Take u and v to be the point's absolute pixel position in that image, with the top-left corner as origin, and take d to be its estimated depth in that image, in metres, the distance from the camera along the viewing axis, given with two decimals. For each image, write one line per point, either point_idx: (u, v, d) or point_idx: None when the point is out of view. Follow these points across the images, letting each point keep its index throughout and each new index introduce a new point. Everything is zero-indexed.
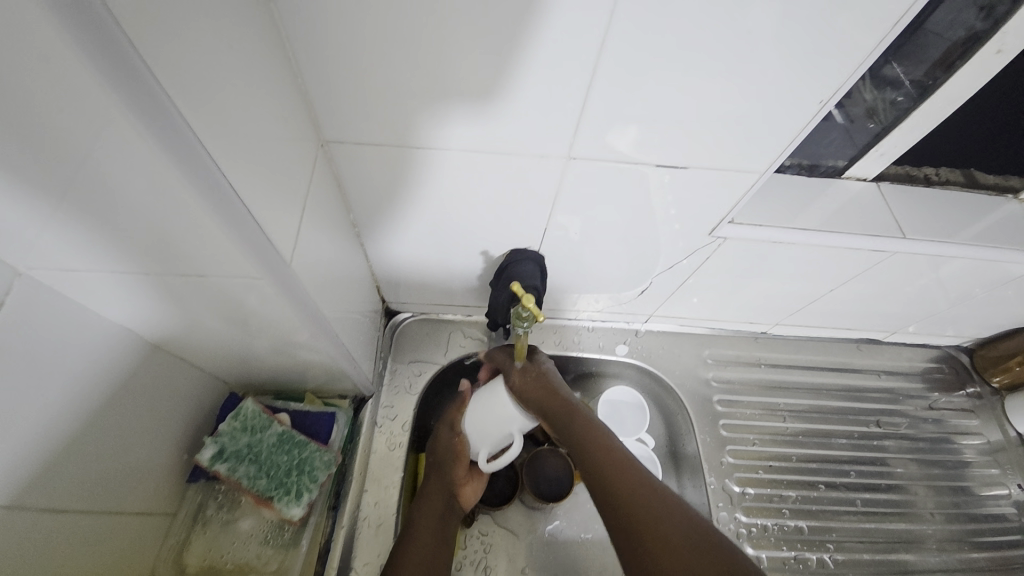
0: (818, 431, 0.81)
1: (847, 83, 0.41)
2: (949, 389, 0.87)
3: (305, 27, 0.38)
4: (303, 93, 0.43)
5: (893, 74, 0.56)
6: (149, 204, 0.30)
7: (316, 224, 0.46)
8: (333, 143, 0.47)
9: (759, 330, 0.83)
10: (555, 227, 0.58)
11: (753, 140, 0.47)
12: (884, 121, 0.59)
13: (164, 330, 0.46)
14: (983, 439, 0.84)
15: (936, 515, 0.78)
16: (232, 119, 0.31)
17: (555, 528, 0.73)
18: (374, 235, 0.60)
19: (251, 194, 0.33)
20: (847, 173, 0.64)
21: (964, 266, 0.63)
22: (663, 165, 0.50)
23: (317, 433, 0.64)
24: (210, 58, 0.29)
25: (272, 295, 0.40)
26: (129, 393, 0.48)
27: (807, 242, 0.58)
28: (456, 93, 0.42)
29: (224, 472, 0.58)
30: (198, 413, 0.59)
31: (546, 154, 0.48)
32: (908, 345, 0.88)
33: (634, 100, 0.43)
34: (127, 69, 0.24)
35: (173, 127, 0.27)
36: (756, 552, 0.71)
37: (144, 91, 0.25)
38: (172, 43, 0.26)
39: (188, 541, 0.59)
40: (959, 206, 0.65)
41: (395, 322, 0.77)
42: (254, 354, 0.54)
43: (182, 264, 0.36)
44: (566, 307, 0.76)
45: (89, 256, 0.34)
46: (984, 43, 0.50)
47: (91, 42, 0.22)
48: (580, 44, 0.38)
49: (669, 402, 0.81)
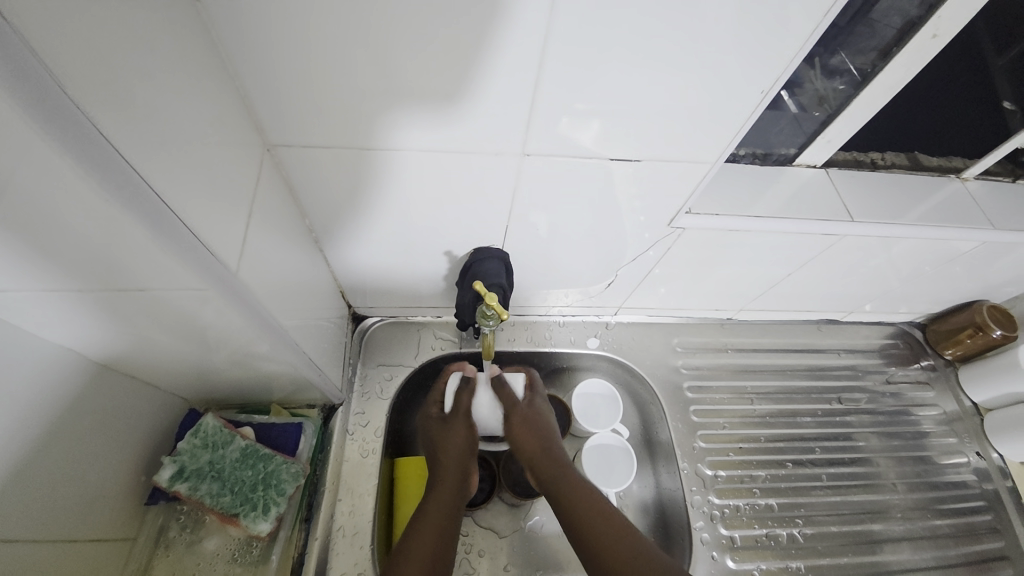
0: (785, 411, 0.84)
1: (786, 72, 0.42)
2: (905, 362, 0.90)
3: (240, 27, 0.36)
4: (243, 96, 0.41)
5: (840, 62, 0.58)
6: (82, 221, 0.28)
7: (266, 231, 0.44)
8: (280, 147, 0.46)
9: (725, 316, 0.85)
10: (519, 223, 0.58)
11: (704, 129, 0.47)
12: (829, 109, 0.61)
13: (112, 348, 0.44)
14: (940, 410, 0.88)
15: (898, 485, 0.81)
16: (161, 126, 0.30)
17: (534, 523, 0.73)
18: (333, 239, 0.58)
19: (188, 205, 0.32)
20: (799, 160, 0.66)
21: (912, 245, 0.66)
22: (620, 158, 0.50)
23: (284, 445, 0.62)
24: (134, 68, 0.28)
25: (224, 307, 0.39)
26: (77, 415, 0.46)
27: (762, 228, 0.60)
28: (406, 93, 0.42)
29: (185, 492, 0.56)
30: (155, 432, 0.57)
31: (500, 151, 0.48)
32: (865, 324, 0.91)
33: (583, 92, 0.42)
34: (34, 83, 0.22)
35: (94, 143, 0.25)
36: (730, 532, 0.73)
37: (60, 109, 0.23)
38: (84, 53, 0.24)
39: (151, 566, 0.57)
40: (906, 188, 0.67)
41: (363, 327, 0.75)
42: (212, 367, 0.52)
43: (121, 280, 0.34)
44: (535, 303, 0.76)
45: (18, 276, 0.32)
46: (919, 28, 0.52)
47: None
48: (525, 38, 0.38)
49: (641, 391, 0.82)
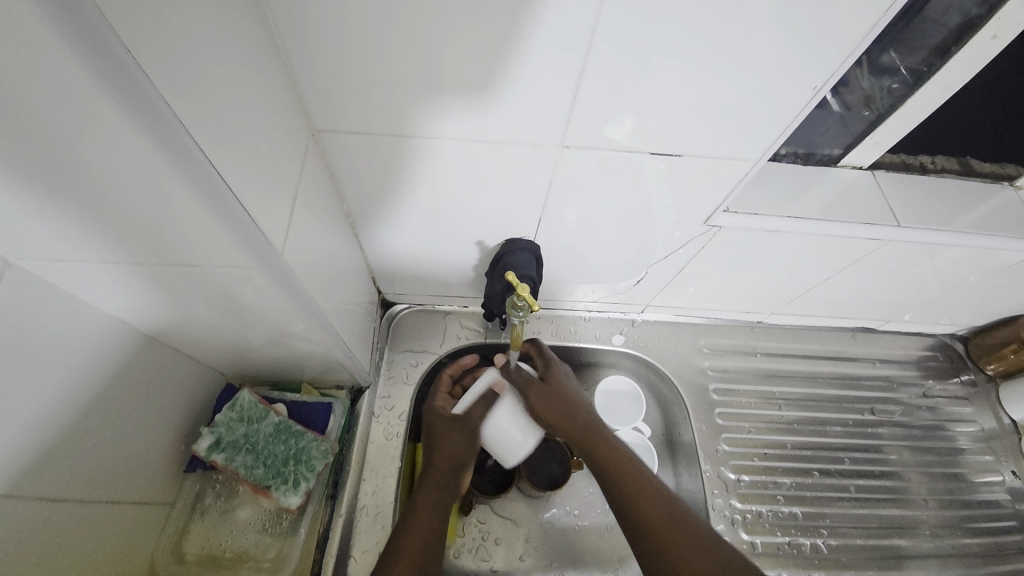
0: (813, 418, 0.82)
1: (841, 69, 0.41)
2: (944, 376, 0.87)
3: (293, 15, 0.37)
4: (293, 82, 0.42)
5: (890, 61, 0.56)
6: (142, 193, 0.30)
7: (309, 213, 0.45)
8: (324, 133, 0.47)
9: (756, 319, 0.84)
10: (553, 215, 0.57)
11: (749, 126, 0.46)
12: (879, 108, 0.59)
13: (161, 321, 0.46)
14: (978, 427, 0.85)
15: (929, 501, 0.79)
16: (222, 107, 0.32)
17: (551, 515, 0.73)
18: (369, 226, 0.60)
19: (242, 185, 0.33)
20: (843, 162, 0.64)
21: (959, 254, 0.63)
22: (659, 153, 0.49)
23: (314, 423, 0.65)
24: (199, 52, 0.29)
25: (268, 287, 0.41)
26: (127, 383, 0.48)
27: (802, 230, 0.58)
28: (451, 84, 0.42)
29: (222, 462, 0.59)
30: (195, 404, 0.60)
31: (539, 142, 0.48)
32: (902, 334, 0.88)
33: (627, 86, 0.42)
34: (105, 52, 0.23)
35: (165, 122, 0.27)
36: (751, 538, 0.72)
37: (139, 91, 0.25)
38: (153, 31, 0.25)
39: (187, 530, 0.59)
40: (955, 194, 0.65)
41: (391, 313, 0.77)
42: (250, 344, 0.54)
43: (174, 256, 0.36)
44: (562, 297, 0.76)
45: (86, 248, 0.34)
46: (980, 29, 0.50)
47: (84, 40, 0.22)
48: (572, 31, 0.38)
49: (665, 390, 0.82)
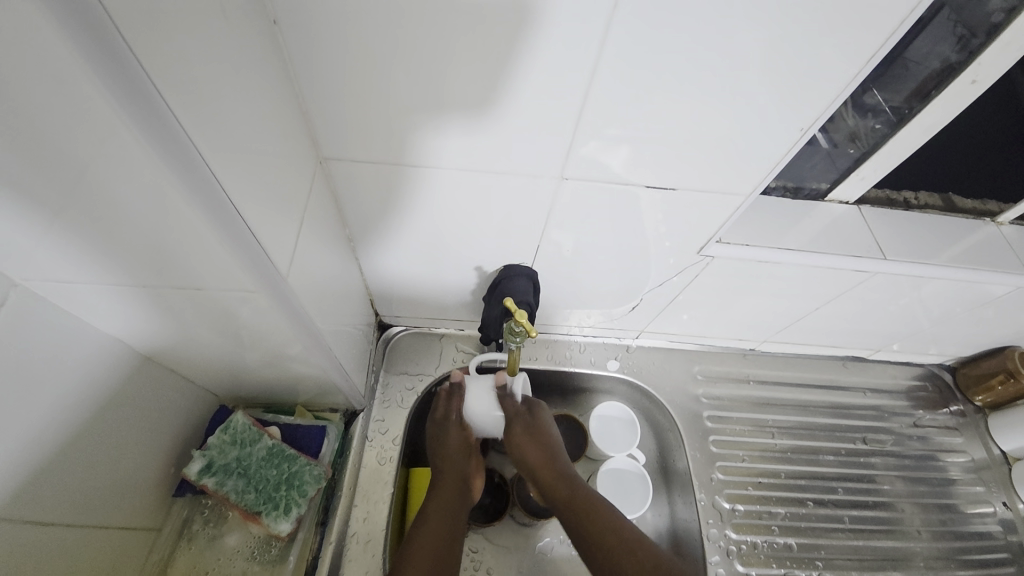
0: (807, 447, 0.82)
1: (826, 112, 0.43)
2: (934, 406, 0.88)
3: (307, 46, 0.39)
4: (304, 111, 0.43)
5: (874, 101, 0.58)
6: (148, 213, 0.30)
7: (313, 238, 0.46)
8: (331, 160, 0.48)
9: (748, 346, 0.85)
10: (549, 243, 0.59)
11: (741, 162, 0.48)
12: (863, 147, 0.61)
13: (159, 342, 0.46)
14: (968, 457, 0.85)
15: (922, 533, 0.78)
16: (237, 135, 0.33)
17: (545, 545, 0.72)
18: (369, 249, 0.60)
19: (250, 211, 0.34)
20: (830, 196, 0.67)
21: (944, 287, 0.65)
22: (655, 186, 0.51)
23: (307, 447, 0.64)
24: (217, 83, 0.30)
25: (268, 309, 0.41)
26: (120, 403, 0.48)
27: (793, 261, 0.60)
28: (456, 112, 0.43)
29: (211, 486, 0.57)
30: (187, 427, 0.59)
31: (539, 174, 0.49)
32: (892, 363, 0.89)
33: (623, 120, 0.44)
34: (122, 72, 0.23)
35: (184, 152, 0.28)
36: (747, 569, 0.71)
37: (160, 120, 0.26)
38: (174, 63, 0.26)
39: (173, 558, 0.58)
40: (938, 228, 0.67)
41: (388, 335, 0.77)
42: (245, 365, 0.54)
43: (179, 277, 0.36)
44: (558, 322, 0.77)
45: (89, 268, 0.34)
46: (960, 73, 0.53)
47: (111, 74, 0.23)
48: (575, 65, 0.40)
49: (660, 417, 0.82)
